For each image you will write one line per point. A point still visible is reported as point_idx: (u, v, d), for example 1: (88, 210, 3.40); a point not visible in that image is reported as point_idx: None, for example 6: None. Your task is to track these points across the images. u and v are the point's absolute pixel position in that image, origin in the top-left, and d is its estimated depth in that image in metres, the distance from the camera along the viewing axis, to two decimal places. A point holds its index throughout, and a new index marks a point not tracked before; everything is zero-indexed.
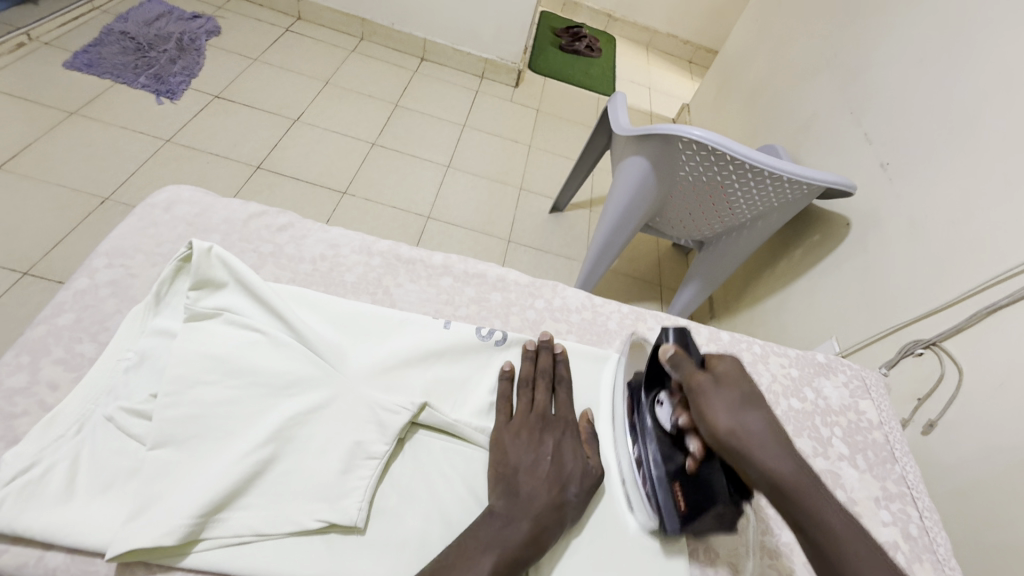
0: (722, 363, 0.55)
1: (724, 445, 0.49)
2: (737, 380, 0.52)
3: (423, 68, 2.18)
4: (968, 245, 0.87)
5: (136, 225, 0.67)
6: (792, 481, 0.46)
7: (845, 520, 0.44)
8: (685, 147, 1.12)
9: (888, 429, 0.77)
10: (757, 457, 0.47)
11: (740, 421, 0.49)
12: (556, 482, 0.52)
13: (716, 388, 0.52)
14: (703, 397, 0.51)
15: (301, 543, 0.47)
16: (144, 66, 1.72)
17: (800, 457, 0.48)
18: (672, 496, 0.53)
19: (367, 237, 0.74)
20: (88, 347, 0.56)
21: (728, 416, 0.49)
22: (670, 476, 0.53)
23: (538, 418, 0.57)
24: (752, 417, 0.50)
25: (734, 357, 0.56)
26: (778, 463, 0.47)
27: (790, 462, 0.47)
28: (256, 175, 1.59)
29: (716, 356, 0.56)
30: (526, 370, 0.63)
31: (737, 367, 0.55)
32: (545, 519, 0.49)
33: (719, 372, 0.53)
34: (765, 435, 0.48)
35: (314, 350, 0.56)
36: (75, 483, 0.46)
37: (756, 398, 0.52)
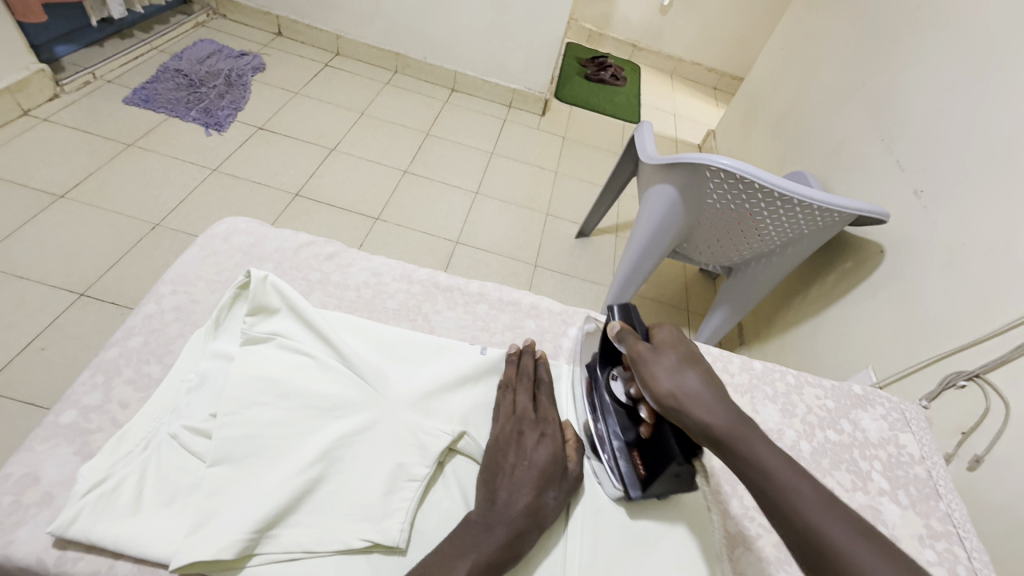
0: (662, 332, 0.57)
1: (665, 406, 0.51)
2: (677, 346, 0.55)
3: (453, 99, 2.26)
4: (1010, 275, 0.85)
5: (198, 254, 0.72)
6: (726, 430, 0.47)
7: (777, 454, 0.45)
8: (713, 176, 1.14)
9: (931, 464, 0.75)
10: (695, 413, 0.48)
11: (678, 382, 0.51)
12: (534, 486, 0.53)
13: (655, 354, 0.54)
14: (644, 366, 0.54)
15: (347, 561, 0.49)
16: (195, 101, 1.85)
17: (733, 404, 0.49)
18: (632, 464, 0.57)
19: (407, 265, 0.77)
20: (154, 368, 0.60)
21: (668, 380, 0.51)
22: (629, 445, 0.58)
23: (526, 420, 0.59)
24: (688, 376, 0.51)
25: (675, 326, 0.58)
26: (712, 413, 0.48)
27: (725, 412, 0.48)
28: (295, 202, 1.66)
29: (657, 327, 0.58)
30: (510, 372, 0.65)
31: (678, 335, 0.56)
32: (520, 522, 0.50)
33: (659, 341, 0.56)
34: (702, 389, 0.50)
35: (359, 374, 0.60)
36: (142, 498, 0.49)
37: (696, 358, 0.53)
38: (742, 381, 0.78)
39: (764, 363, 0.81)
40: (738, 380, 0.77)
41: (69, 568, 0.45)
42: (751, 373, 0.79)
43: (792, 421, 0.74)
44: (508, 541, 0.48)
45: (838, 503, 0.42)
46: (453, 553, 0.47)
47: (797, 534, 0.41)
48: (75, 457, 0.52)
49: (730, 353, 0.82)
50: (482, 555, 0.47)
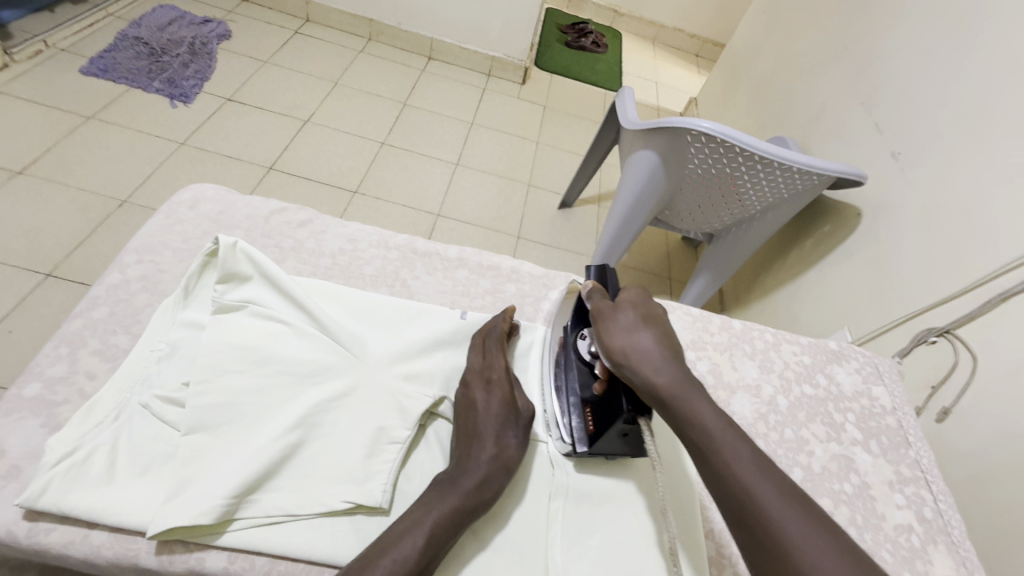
0: (629, 292, 0.57)
1: (616, 362, 0.51)
2: (638, 307, 0.55)
3: (430, 67, 2.19)
4: (981, 232, 0.87)
5: (163, 223, 0.69)
6: (670, 389, 0.47)
7: (719, 416, 0.46)
8: (693, 140, 1.13)
9: (902, 415, 0.77)
10: (642, 369, 0.49)
11: (630, 340, 0.51)
12: (494, 432, 0.53)
13: (615, 312, 0.55)
14: (601, 324, 0.54)
15: (330, 522, 0.49)
16: (158, 70, 1.76)
17: (682, 367, 0.49)
18: (584, 418, 0.56)
19: (384, 231, 0.76)
20: (122, 339, 0.58)
21: (620, 336, 0.52)
22: (583, 401, 0.57)
23: (477, 373, 0.59)
24: (642, 334, 0.51)
25: (644, 288, 0.58)
26: (659, 372, 0.48)
27: (671, 371, 0.48)
28: (269, 176, 1.61)
29: (626, 287, 0.58)
30: (477, 333, 0.64)
31: (644, 297, 0.56)
32: (493, 472, 0.50)
33: (623, 299, 0.56)
34: (653, 347, 0.50)
35: (337, 340, 0.59)
36: (115, 468, 0.48)
37: (654, 319, 0.53)
38: (722, 339, 0.78)
39: (742, 322, 0.82)
40: (718, 340, 0.78)
41: (43, 539, 0.44)
42: (730, 332, 0.80)
43: (770, 376, 0.76)
44: (485, 495, 0.49)
45: (776, 471, 0.43)
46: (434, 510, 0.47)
47: (729, 496, 0.42)
48: (42, 429, 0.50)
49: (710, 314, 0.82)
50: (454, 504, 0.47)
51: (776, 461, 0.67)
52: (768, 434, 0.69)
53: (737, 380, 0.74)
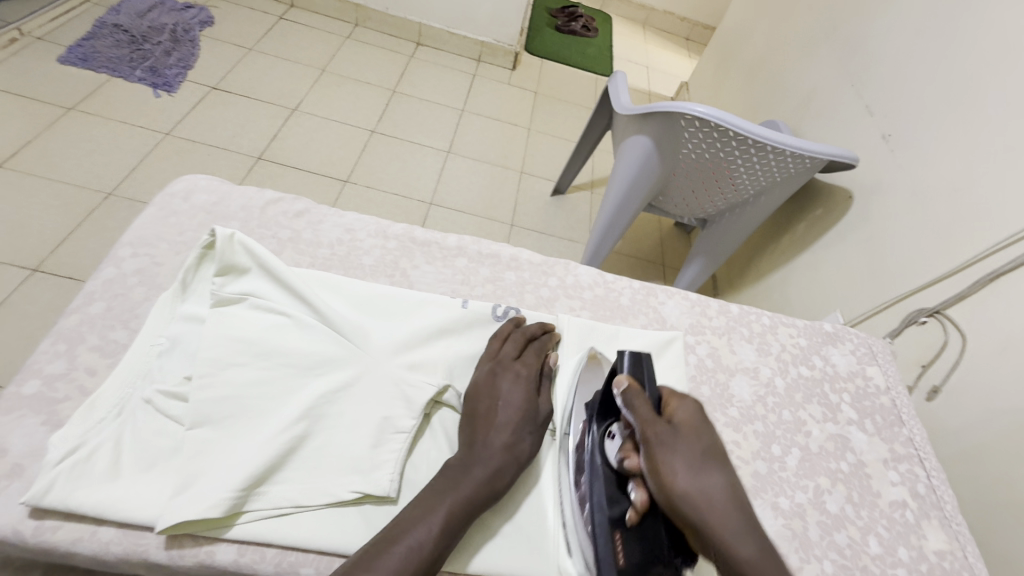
0: (680, 408, 0.52)
1: (679, 512, 0.45)
2: (698, 436, 0.50)
3: (419, 53, 2.16)
4: (971, 213, 0.88)
5: (157, 215, 0.68)
6: (752, 562, 0.43)
7: None
8: (688, 125, 1.12)
9: (895, 394, 0.78)
10: (718, 533, 0.44)
11: (703, 486, 0.46)
12: (512, 427, 0.54)
13: (677, 440, 0.49)
14: (663, 456, 0.47)
15: (339, 512, 0.50)
16: (139, 59, 1.71)
17: (754, 527, 0.45)
18: (613, 548, 0.47)
19: (381, 220, 0.75)
20: (120, 334, 0.57)
21: (687, 479, 0.46)
22: (612, 523, 0.48)
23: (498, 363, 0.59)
24: (711, 478, 0.47)
25: (694, 403, 0.53)
26: (738, 540, 0.44)
27: (748, 536, 0.44)
28: (258, 166, 1.59)
29: (674, 399, 0.53)
30: (505, 328, 0.64)
31: (697, 417, 0.52)
32: (502, 461, 0.51)
33: (676, 421, 0.51)
34: (725, 498, 0.46)
35: (339, 332, 0.58)
36: (120, 464, 0.47)
37: (713, 455, 0.49)
38: (720, 323, 0.79)
39: (740, 306, 0.82)
40: (716, 324, 0.79)
41: (49, 537, 0.44)
42: (728, 316, 0.81)
43: (767, 359, 0.77)
44: (494, 484, 0.49)
45: None
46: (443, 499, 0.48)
47: None
48: (43, 427, 0.50)
49: (707, 298, 0.83)
50: (464, 494, 0.48)
51: (775, 442, 0.68)
52: (767, 416, 0.71)
53: (735, 364, 0.75)
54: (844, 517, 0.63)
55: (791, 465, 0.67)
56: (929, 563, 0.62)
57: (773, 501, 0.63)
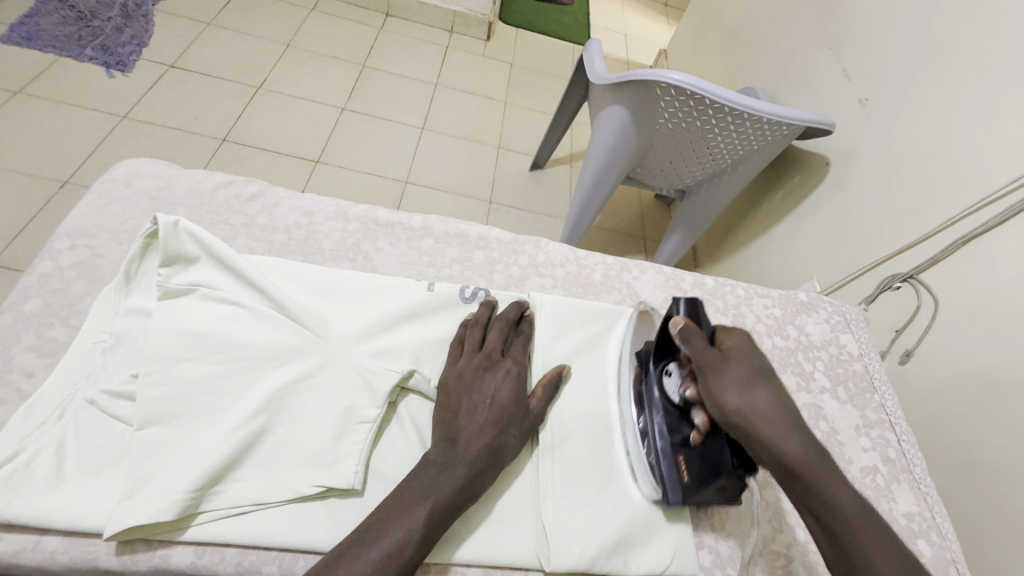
0: (731, 337, 0.52)
1: (732, 425, 0.47)
2: (747, 354, 0.50)
3: (388, 25, 2.07)
4: (944, 177, 0.87)
5: (96, 203, 0.63)
6: (801, 462, 0.44)
7: (857, 499, 0.44)
8: (663, 93, 1.09)
9: (868, 360, 0.78)
10: (766, 438, 0.45)
11: (750, 400, 0.47)
12: (494, 425, 0.51)
13: (727, 362, 0.49)
14: (711, 375, 0.49)
15: (301, 507, 0.48)
16: (89, 36, 1.61)
17: (806, 431, 0.46)
18: (677, 469, 0.52)
19: (342, 202, 0.71)
20: (60, 332, 0.54)
21: (737, 395, 0.47)
22: (674, 448, 0.52)
23: (475, 353, 0.57)
24: (760, 394, 0.47)
25: (744, 331, 0.53)
26: (789, 445, 0.45)
27: (799, 440, 0.45)
28: (223, 148, 1.53)
29: (726, 330, 0.52)
30: (483, 314, 0.62)
31: (748, 341, 0.52)
32: (475, 456, 0.49)
33: (728, 346, 0.51)
34: (774, 410, 0.47)
35: (296, 320, 0.56)
36: (64, 469, 0.45)
37: (765, 370, 0.50)
38: (694, 296, 0.78)
39: (714, 279, 0.81)
40: (690, 297, 0.78)
41: None
42: (702, 288, 0.80)
43: (742, 331, 0.76)
44: (464, 478, 0.47)
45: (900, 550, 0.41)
46: (411, 495, 0.46)
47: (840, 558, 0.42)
48: None
49: (682, 272, 0.81)
50: (429, 489, 0.46)
51: None
52: None
53: None
54: None
55: None
56: (898, 525, 0.63)
57: None
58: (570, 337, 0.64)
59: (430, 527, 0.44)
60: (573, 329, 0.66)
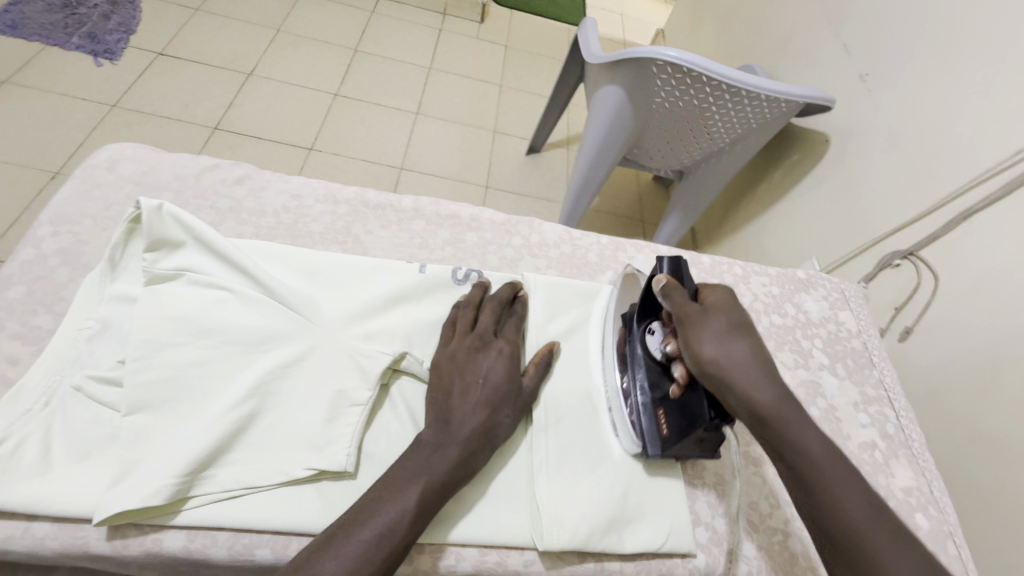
0: (713, 293, 0.53)
1: (707, 374, 0.49)
2: (728, 309, 0.51)
3: (380, 8, 2.03)
4: (945, 151, 0.86)
5: (79, 189, 0.62)
6: (774, 411, 0.46)
7: (828, 448, 0.45)
8: (659, 71, 1.07)
9: (867, 336, 0.78)
10: (740, 386, 0.47)
11: (727, 351, 0.48)
12: (487, 405, 0.50)
13: (707, 317, 0.51)
14: (691, 329, 0.50)
15: (294, 491, 0.48)
16: (75, 24, 1.58)
17: (780, 383, 0.48)
18: (655, 420, 0.52)
19: (331, 184, 0.70)
20: (45, 319, 0.53)
21: (714, 346, 0.49)
22: (654, 402, 0.53)
23: (467, 333, 0.56)
24: (737, 346, 0.49)
25: (727, 288, 0.54)
26: (760, 394, 0.47)
27: (772, 391, 0.47)
28: (215, 137, 1.50)
29: (708, 287, 0.54)
30: (475, 295, 0.61)
31: (729, 297, 0.53)
32: (466, 436, 0.48)
33: (710, 301, 0.52)
34: (750, 362, 0.48)
35: (286, 303, 0.55)
36: (51, 456, 0.45)
37: (745, 325, 0.51)
38: (691, 275, 0.77)
39: (711, 257, 0.80)
40: None
41: None
42: (699, 267, 0.78)
43: None
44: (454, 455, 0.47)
45: (880, 511, 0.42)
46: (403, 476, 0.45)
47: (818, 522, 0.42)
48: None
49: (679, 251, 0.80)
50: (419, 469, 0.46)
51: None
52: None
53: None
54: None
55: None
56: (896, 500, 0.63)
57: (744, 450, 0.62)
58: (564, 317, 0.64)
59: (424, 508, 0.44)
60: (567, 308, 0.65)
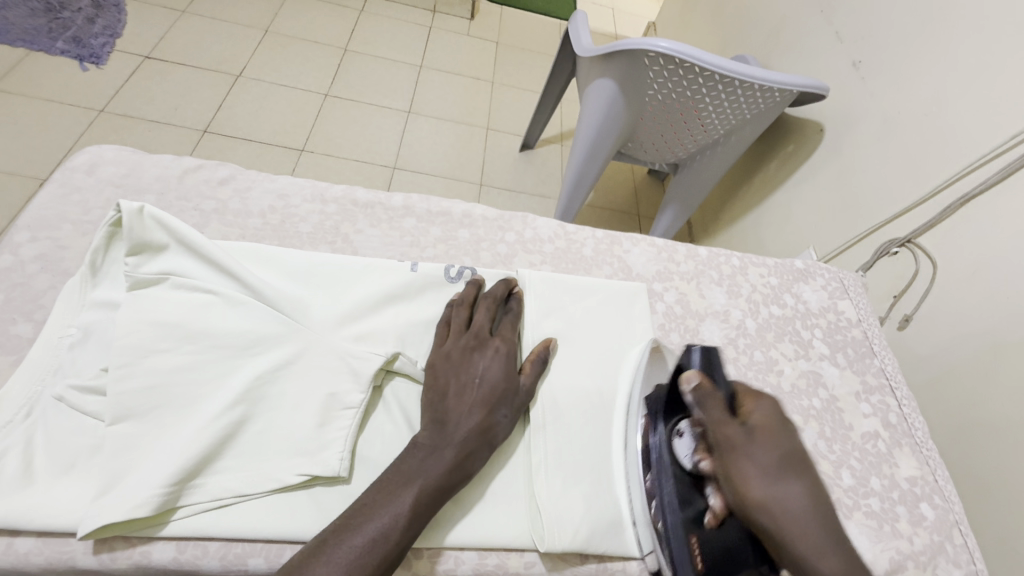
0: (758, 409, 0.45)
1: (755, 521, 0.40)
2: (775, 435, 0.43)
3: (370, 6, 2.01)
4: (941, 136, 0.85)
5: (58, 193, 0.61)
6: None
7: None
8: (651, 63, 1.05)
9: (866, 326, 0.77)
10: (796, 544, 0.38)
11: (782, 500, 0.40)
12: (484, 405, 0.49)
13: (752, 443, 0.42)
14: (733, 458, 0.42)
15: (286, 497, 0.46)
16: (59, 29, 1.55)
17: (844, 544, 0.39)
18: (688, 551, 0.43)
19: (318, 183, 0.68)
20: (25, 327, 0.52)
21: (762, 489, 0.40)
22: (687, 526, 0.44)
23: (461, 334, 0.55)
24: (793, 491, 0.40)
25: (773, 400, 0.46)
26: (824, 560, 0.38)
27: (837, 557, 0.38)
28: (204, 140, 1.49)
29: (751, 398, 0.46)
30: (470, 293, 0.59)
31: (775, 414, 0.45)
32: (461, 438, 0.47)
33: (755, 421, 0.44)
34: (809, 512, 0.40)
35: (274, 305, 0.53)
36: (33, 468, 0.43)
37: (797, 460, 0.42)
38: (688, 268, 0.76)
39: (708, 249, 0.79)
40: (683, 269, 0.75)
41: None
42: (696, 260, 0.77)
43: (738, 301, 0.74)
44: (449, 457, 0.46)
45: None
46: (397, 480, 0.44)
47: None
48: None
49: (675, 243, 0.79)
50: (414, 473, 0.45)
51: (746, 384, 0.66)
52: (738, 358, 0.69)
53: (705, 308, 0.72)
54: (816, 453, 0.62)
55: None
56: (900, 490, 0.62)
57: None
58: (560, 313, 0.62)
59: (419, 514, 0.43)
60: (563, 304, 0.63)
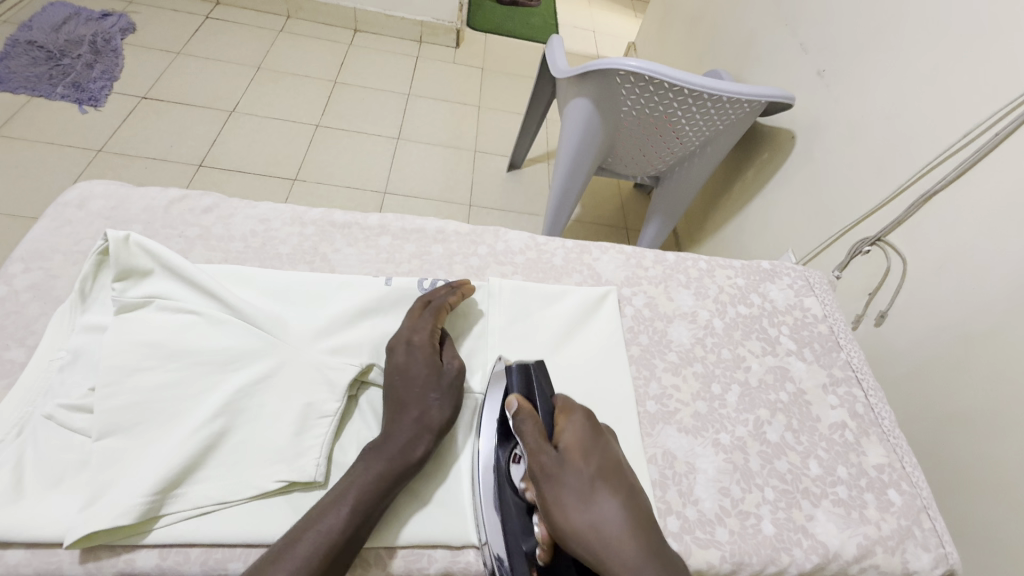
0: (564, 404, 0.50)
1: (561, 519, 0.44)
2: (577, 430, 0.48)
3: (358, 40, 2.09)
4: (903, 138, 0.88)
5: (50, 227, 0.64)
6: (633, 570, 0.41)
7: None
8: (623, 81, 1.10)
9: (833, 321, 0.79)
10: (596, 536, 0.43)
11: (595, 518, 0.43)
12: (417, 400, 0.53)
13: (555, 440, 0.48)
14: (540, 457, 0.47)
15: (265, 503, 0.49)
16: (59, 75, 1.62)
17: (639, 534, 0.43)
18: (533, 541, 0.47)
19: (297, 207, 0.72)
20: (17, 352, 0.55)
21: (566, 485, 0.45)
22: (530, 520, 0.48)
23: (405, 335, 0.57)
24: (592, 484, 0.45)
25: (579, 392, 0.51)
26: (619, 550, 0.42)
27: (633, 546, 0.42)
28: (200, 174, 1.54)
29: (561, 392, 0.51)
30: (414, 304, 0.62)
31: (581, 406, 0.50)
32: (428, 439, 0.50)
33: (560, 417, 0.49)
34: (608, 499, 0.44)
35: (254, 323, 0.57)
36: (24, 483, 0.46)
37: (598, 454, 0.47)
38: (656, 273, 0.79)
39: (676, 254, 0.82)
40: (652, 274, 0.78)
41: None
42: (664, 264, 0.80)
43: (706, 302, 0.77)
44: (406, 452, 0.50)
45: None
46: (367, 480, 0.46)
47: None
48: None
49: (644, 249, 0.82)
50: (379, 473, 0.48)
51: (714, 381, 0.69)
52: (706, 357, 0.71)
53: (673, 310, 0.75)
54: (784, 444, 0.64)
55: (731, 402, 0.67)
56: (868, 477, 0.63)
57: (714, 438, 0.63)
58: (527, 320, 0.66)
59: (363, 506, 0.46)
60: (534, 312, 0.67)
